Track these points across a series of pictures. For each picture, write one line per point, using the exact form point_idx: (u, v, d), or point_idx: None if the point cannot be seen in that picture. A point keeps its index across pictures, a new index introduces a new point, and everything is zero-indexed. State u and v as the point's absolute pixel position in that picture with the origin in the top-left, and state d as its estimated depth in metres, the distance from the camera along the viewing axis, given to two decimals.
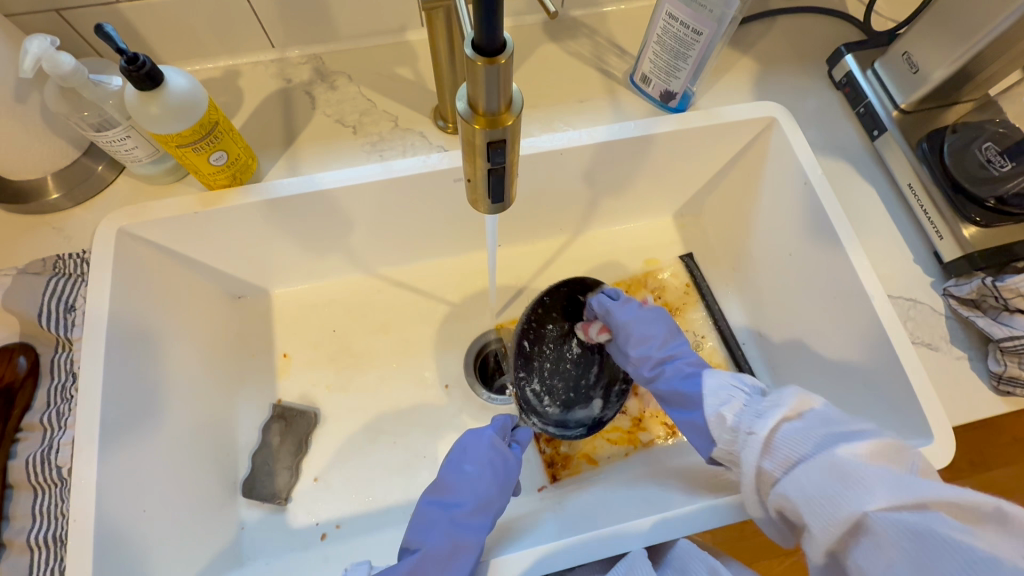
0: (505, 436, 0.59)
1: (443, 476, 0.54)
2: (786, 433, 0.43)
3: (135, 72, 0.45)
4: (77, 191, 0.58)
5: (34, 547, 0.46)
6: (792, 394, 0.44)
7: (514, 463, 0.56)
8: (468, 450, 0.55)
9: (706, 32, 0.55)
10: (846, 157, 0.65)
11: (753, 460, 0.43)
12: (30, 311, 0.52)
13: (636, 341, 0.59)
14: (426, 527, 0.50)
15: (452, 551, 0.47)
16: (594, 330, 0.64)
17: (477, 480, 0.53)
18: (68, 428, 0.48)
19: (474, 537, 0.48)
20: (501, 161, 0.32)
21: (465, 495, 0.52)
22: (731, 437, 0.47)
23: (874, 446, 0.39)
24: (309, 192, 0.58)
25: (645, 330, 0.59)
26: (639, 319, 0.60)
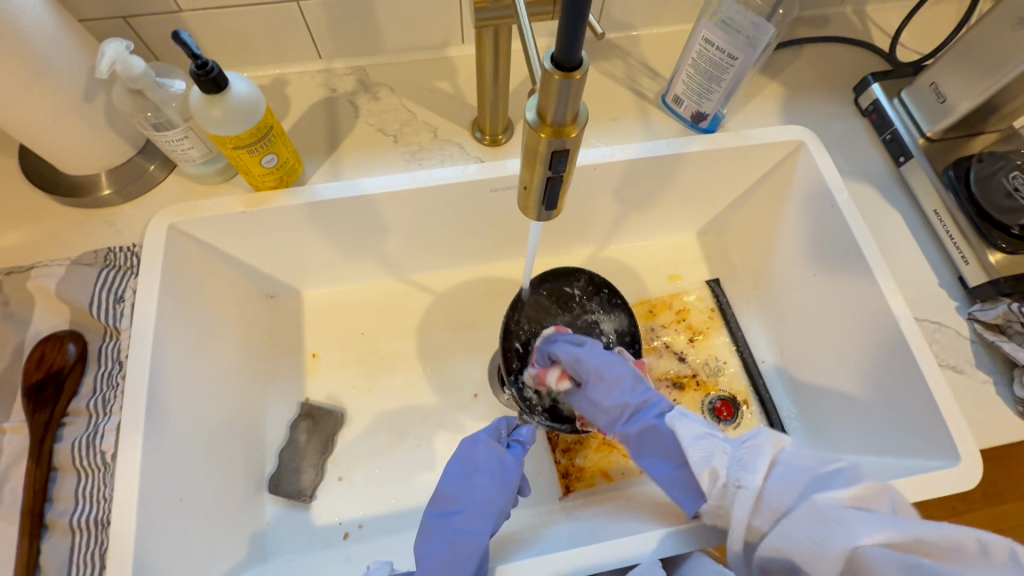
0: (502, 438, 0.58)
1: (442, 486, 0.53)
2: (773, 483, 0.42)
3: (203, 76, 0.47)
4: (129, 188, 0.60)
5: (76, 529, 0.47)
6: (768, 436, 0.44)
7: (512, 463, 0.55)
8: (466, 457, 0.55)
9: (740, 57, 0.57)
10: (872, 181, 0.67)
11: (743, 514, 0.42)
12: (82, 300, 0.54)
13: (608, 397, 0.55)
14: (427, 537, 0.50)
15: (453, 562, 0.47)
16: (554, 379, 0.59)
17: (479, 488, 0.52)
18: (113, 415, 0.50)
19: (476, 545, 0.48)
20: (562, 169, 0.33)
21: (464, 505, 0.51)
22: (720, 491, 0.44)
23: (857, 490, 0.39)
24: (351, 197, 0.60)
25: (614, 365, 0.56)
26: (609, 363, 0.56)
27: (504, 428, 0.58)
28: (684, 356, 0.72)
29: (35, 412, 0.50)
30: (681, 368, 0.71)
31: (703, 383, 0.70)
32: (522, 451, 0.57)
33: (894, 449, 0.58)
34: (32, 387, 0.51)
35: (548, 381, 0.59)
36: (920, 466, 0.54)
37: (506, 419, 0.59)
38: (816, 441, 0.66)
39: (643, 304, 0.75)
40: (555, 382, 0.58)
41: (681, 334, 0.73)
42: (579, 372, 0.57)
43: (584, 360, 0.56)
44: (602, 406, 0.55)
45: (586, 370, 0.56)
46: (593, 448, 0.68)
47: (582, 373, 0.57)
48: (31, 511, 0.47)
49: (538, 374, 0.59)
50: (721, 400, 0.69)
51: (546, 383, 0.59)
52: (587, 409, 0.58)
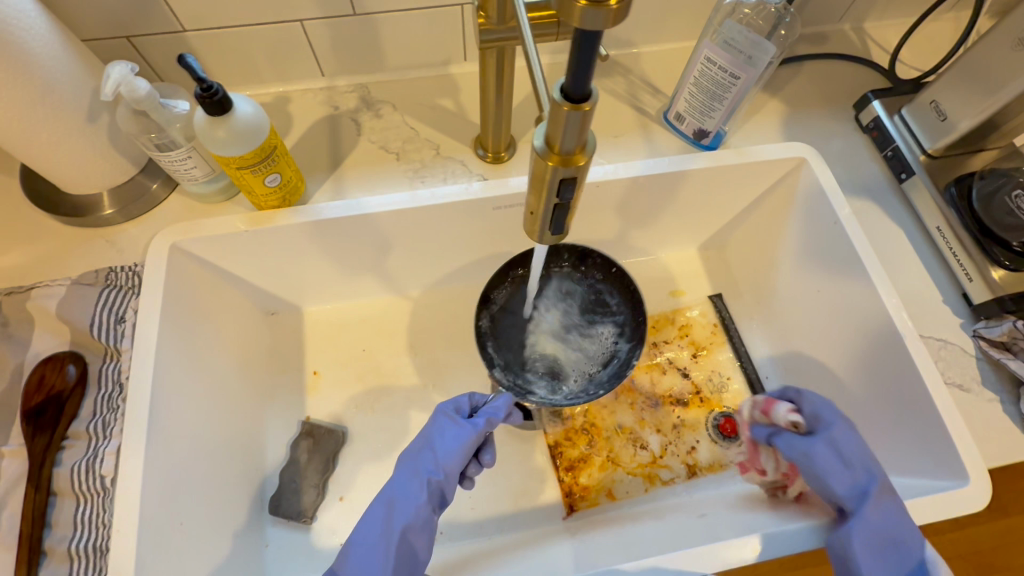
0: (463, 411, 0.56)
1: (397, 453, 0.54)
2: None
3: (207, 99, 0.47)
4: (131, 207, 0.60)
5: (75, 556, 0.46)
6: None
7: (460, 435, 0.52)
8: (424, 432, 0.54)
9: (743, 76, 0.57)
10: (874, 199, 0.67)
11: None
12: (83, 321, 0.53)
13: (833, 459, 0.50)
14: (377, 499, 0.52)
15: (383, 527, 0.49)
16: (783, 413, 0.55)
17: (421, 456, 0.52)
18: (114, 438, 0.49)
19: (408, 509, 0.49)
20: (569, 197, 0.33)
21: (402, 470, 0.52)
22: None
23: None
24: (354, 215, 0.60)
25: (869, 465, 0.50)
26: (861, 451, 0.51)
27: (465, 404, 0.56)
28: (688, 372, 0.73)
29: (34, 434, 0.50)
30: (684, 385, 0.72)
31: (707, 399, 0.71)
32: (489, 421, 0.54)
33: (901, 468, 0.57)
34: (33, 410, 0.50)
35: (772, 412, 0.56)
36: (928, 486, 0.54)
37: (469, 395, 0.57)
38: None
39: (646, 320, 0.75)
40: (783, 420, 0.55)
41: (685, 349, 0.74)
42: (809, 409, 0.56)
43: (816, 419, 0.54)
44: (846, 458, 0.51)
45: (822, 412, 0.54)
46: (597, 466, 0.68)
47: (813, 421, 0.55)
48: (30, 537, 0.46)
49: (767, 402, 0.57)
50: (725, 417, 0.70)
51: (770, 416, 0.57)
52: (822, 460, 0.50)
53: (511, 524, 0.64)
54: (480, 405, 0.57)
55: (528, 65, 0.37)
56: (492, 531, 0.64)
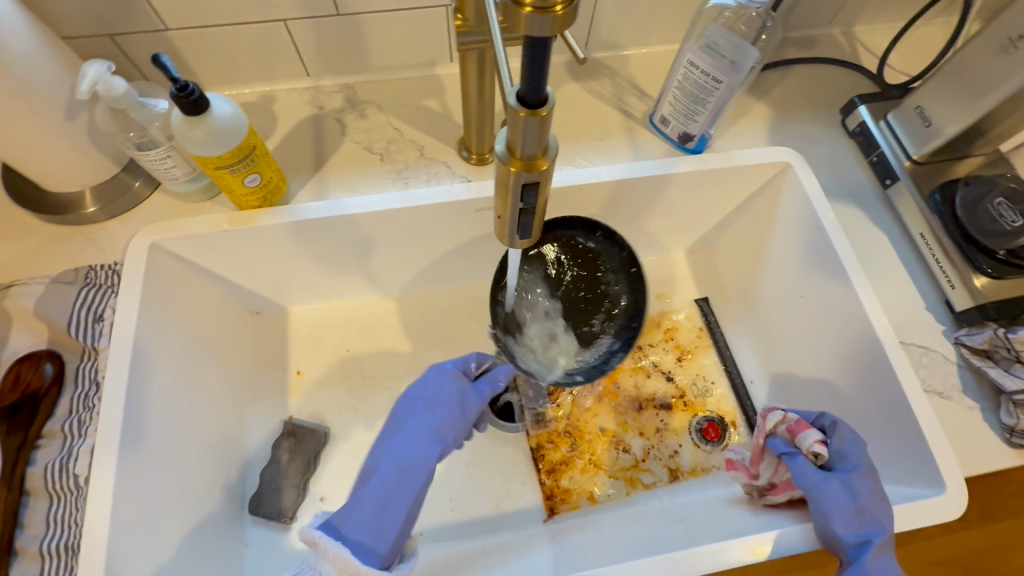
0: (470, 372, 0.59)
1: (404, 409, 0.55)
2: None
3: (183, 99, 0.47)
4: (112, 206, 0.60)
5: (46, 555, 0.46)
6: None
7: (473, 399, 0.56)
8: (430, 386, 0.55)
9: (725, 80, 0.57)
10: (859, 204, 0.67)
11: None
12: (60, 320, 0.53)
13: (847, 502, 0.48)
14: (377, 456, 0.51)
15: (395, 488, 0.48)
16: (812, 442, 0.52)
17: (428, 412, 0.54)
18: (88, 437, 0.49)
19: (421, 469, 0.50)
20: (533, 202, 0.33)
21: (409, 428, 0.52)
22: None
23: None
24: (335, 217, 0.60)
25: (881, 519, 0.48)
26: (877, 502, 0.48)
27: (472, 365, 0.59)
28: (672, 376, 0.72)
29: (10, 433, 0.50)
30: (669, 388, 0.72)
31: (691, 403, 0.71)
32: (490, 387, 0.58)
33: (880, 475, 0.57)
34: (8, 408, 0.50)
35: (800, 436, 0.53)
36: (906, 493, 0.53)
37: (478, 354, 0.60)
38: None
39: None
40: (807, 447, 0.52)
41: (669, 353, 0.73)
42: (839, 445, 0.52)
43: (839, 458, 0.51)
44: (861, 504, 0.48)
45: (849, 451, 0.51)
46: (579, 469, 0.68)
47: (836, 459, 0.52)
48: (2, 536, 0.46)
49: (797, 424, 0.53)
50: (708, 422, 0.70)
51: (795, 438, 0.53)
52: (832, 497, 0.48)
53: (491, 526, 0.64)
54: (487, 366, 0.60)
55: (494, 55, 0.35)
56: (472, 533, 0.64)
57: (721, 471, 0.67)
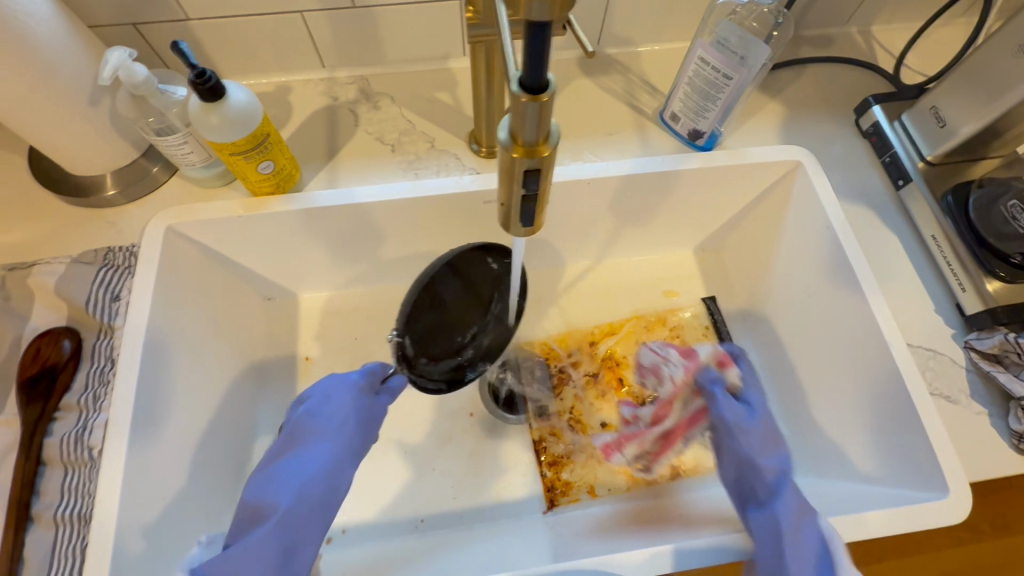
0: (376, 380, 0.55)
1: (306, 427, 0.51)
2: None
3: (201, 85, 0.48)
4: (132, 189, 0.62)
5: (59, 523, 0.48)
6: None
7: (381, 413, 0.54)
8: (333, 399, 0.52)
9: (736, 77, 0.57)
10: (871, 205, 0.66)
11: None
12: (79, 298, 0.55)
13: (760, 440, 0.53)
14: (270, 489, 0.47)
15: (304, 521, 0.47)
16: (730, 371, 0.57)
17: (334, 433, 0.51)
18: (103, 412, 0.51)
19: (329, 503, 0.49)
20: (535, 188, 0.33)
21: (317, 452, 0.50)
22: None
23: None
24: (346, 204, 0.61)
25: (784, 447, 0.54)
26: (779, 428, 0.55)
27: (378, 374, 0.55)
28: None
29: (28, 404, 0.52)
30: None
31: None
32: (391, 399, 0.55)
33: (884, 477, 0.56)
34: (27, 381, 0.52)
35: (726, 368, 0.57)
36: (908, 496, 0.53)
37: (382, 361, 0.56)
38: (806, 463, 0.64)
39: (637, 319, 0.75)
40: (733, 377, 0.56)
41: None
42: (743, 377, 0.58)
43: (747, 387, 0.56)
44: (772, 432, 0.53)
45: (753, 384, 0.57)
46: (579, 462, 0.68)
47: (746, 389, 0.56)
48: (19, 502, 0.48)
49: (723, 355, 0.57)
50: None
51: (724, 368, 0.57)
52: (752, 428, 0.53)
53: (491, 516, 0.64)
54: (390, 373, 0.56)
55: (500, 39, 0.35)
56: (473, 521, 0.64)
57: None
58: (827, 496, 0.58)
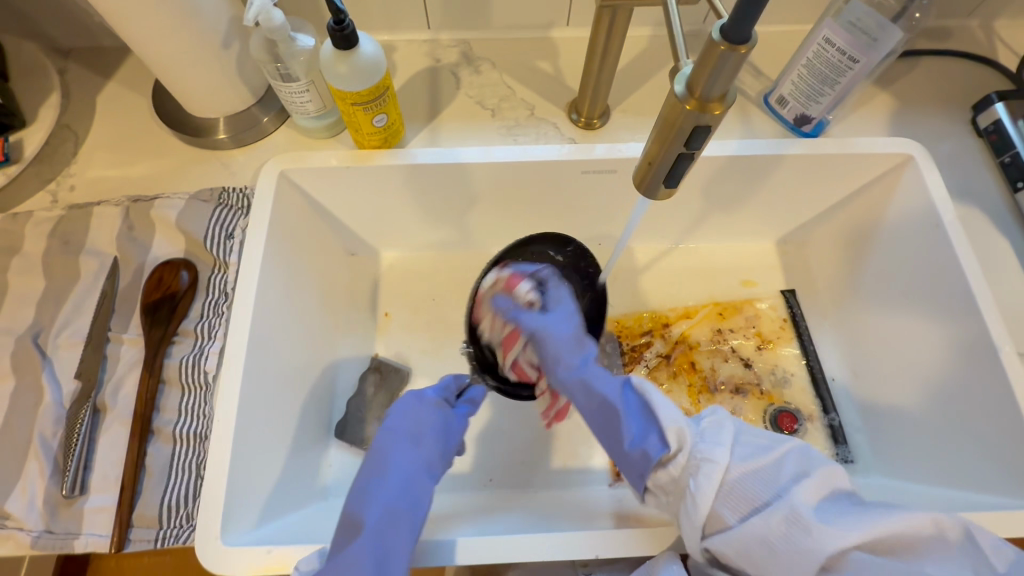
0: (449, 398, 0.56)
1: (380, 442, 0.51)
2: (736, 461, 0.42)
3: (339, 32, 0.50)
4: (243, 135, 0.64)
5: (177, 439, 0.51)
6: (724, 413, 0.46)
7: (457, 425, 0.54)
8: (409, 416, 0.53)
9: (863, 60, 0.56)
10: (981, 206, 0.64)
11: (707, 490, 0.41)
12: (197, 233, 0.58)
13: (557, 340, 0.51)
14: (365, 501, 0.47)
15: (394, 530, 0.45)
16: (522, 289, 0.56)
17: (413, 448, 0.51)
18: (217, 340, 0.55)
19: (415, 515, 0.47)
20: (696, 146, 0.36)
21: (397, 467, 0.49)
22: (683, 460, 0.43)
23: (814, 484, 0.41)
24: (448, 163, 0.62)
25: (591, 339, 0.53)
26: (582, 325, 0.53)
27: (452, 389, 0.57)
28: (751, 362, 0.71)
29: (150, 327, 0.55)
30: (746, 374, 0.70)
31: (769, 392, 0.69)
32: (471, 410, 0.57)
33: (973, 483, 0.55)
34: (150, 305, 0.55)
35: (516, 288, 0.56)
36: (1003, 504, 0.52)
37: (454, 377, 0.59)
38: (872, 460, 0.65)
39: (714, 305, 0.74)
40: (524, 295, 0.55)
41: (750, 340, 0.72)
42: (546, 297, 0.56)
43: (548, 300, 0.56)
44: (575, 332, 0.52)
45: (555, 299, 0.56)
46: None
47: (549, 301, 0.56)
48: (141, 416, 0.51)
49: (510, 278, 0.57)
50: (786, 411, 0.68)
51: (513, 290, 0.56)
52: (552, 330, 0.52)
53: (557, 483, 0.65)
54: (463, 389, 0.58)
55: (670, 27, 0.41)
56: (539, 487, 0.64)
57: None
58: (908, 495, 0.57)
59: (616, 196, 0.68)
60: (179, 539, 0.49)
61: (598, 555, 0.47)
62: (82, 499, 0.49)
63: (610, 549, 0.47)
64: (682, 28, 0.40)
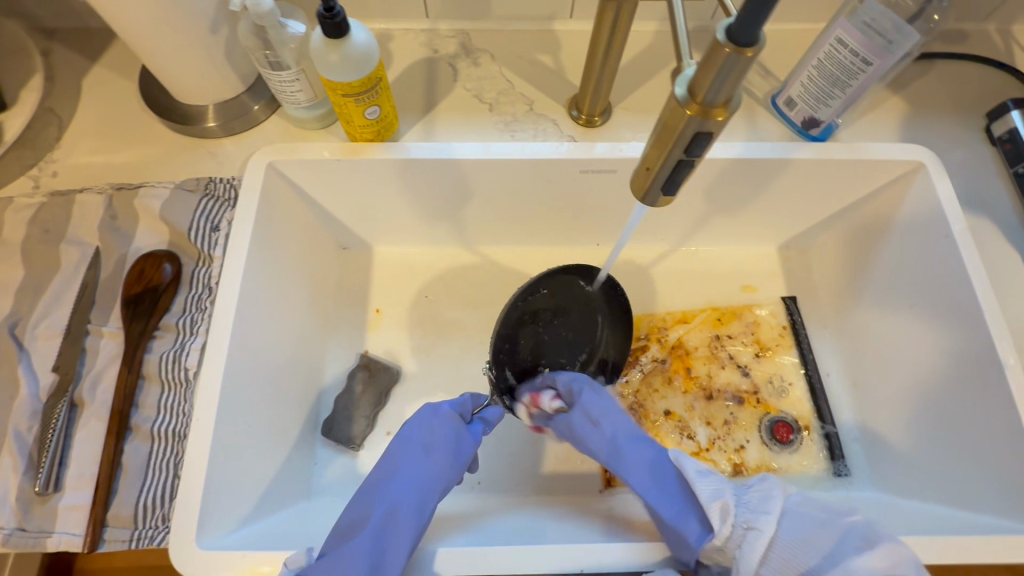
0: (466, 414, 0.56)
1: (392, 449, 0.51)
2: (786, 532, 0.41)
3: (328, 20, 0.47)
4: (231, 123, 0.62)
5: (155, 438, 0.50)
6: (775, 481, 0.44)
7: (469, 443, 0.53)
8: (424, 428, 0.52)
9: (876, 63, 0.53)
10: (992, 217, 0.62)
11: (752, 560, 0.41)
12: (182, 224, 0.57)
13: (594, 440, 0.54)
14: (371, 503, 0.47)
15: (396, 532, 0.45)
16: (546, 401, 0.57)
17: (423, 458, 0.51)
18: (199, 336, 0.53)
19: (413, 522, 0.46)
20: (697, 154, 0.34)
21: (406, 475, 0.49)
22: (728, 531, 0.43)
23: (876, 559, 0.39)
24: (442, 158, 0.60)
25: (611, 417, 0.55)
26: (604, 407, 0.55)
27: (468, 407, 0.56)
28: (748, 370, 0.69)
29: (130, 321, 0.53)
30: (743, 382, 0.69)
31: (765, 401, 0.67)
32: (484, 429, 0.56)
33: (969, 502, 0.54)
34: (131, 298, 0.54)
35: (538, 403, 0.58)
36: (1001, 525, 0.50)
37: (470, 396, 0.57)
38: (869, 474, 0.63)
39: (712, 310, 0.72)
40: (549, 408, 0.57)
41: (748, 347, 0.70)
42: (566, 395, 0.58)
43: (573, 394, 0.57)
44: (594, 419, 0.54)
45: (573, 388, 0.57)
46: None
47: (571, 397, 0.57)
48: (119, 412, 0.50)
49: (531, 396, 0.58)
50: (782, 421, 0.66)
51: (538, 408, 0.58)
52: (579, 429, 0.55)
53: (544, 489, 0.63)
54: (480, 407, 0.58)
55: (674, 23, 0.39)
56: (528, 493, 0.63)
57: (790, 473, 0.64)
58: (906, 512, 0.55)
59: (616, 196, 0.66)
60: (154, 540, 0.48)
61: (584, 568, 0.45)
62: (57, 496, 0.48)
63: (598, 563, 0.45)
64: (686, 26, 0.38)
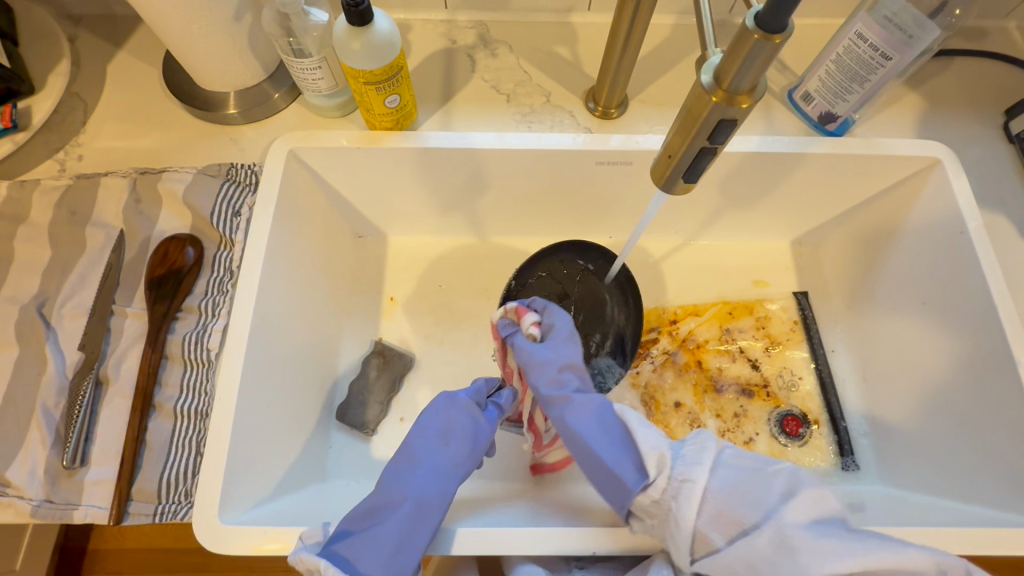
0: (481, 400, 0.55)
1: (410, 436, 0.50)
2: (718, 483, 0.40)
3: (352, 8, 0.48)
4: (251, 110, 0.63)
5: (178, 416, 0.51)
6: (711, 435, 0.43)
7: (487, 429, 0.52)
8: (442, 414, 0.51)
9: (896, 58, 0.53)
10: (1008, 215, 0.62)
11: (689, 513, 0.40)
12: (205, 208, 0.58)
13: (552, 383, 0.49)
14: (397, 484, 0.47)
15: (418, 522, 0.45)
16: (528, 322, 0.53)
17: (438, 445, 0.50)
18: (221, 318, 0.54)
19: (436, 512, 0.46)
20: (720, 140, 0.35)
21: (426, 464, 0.48)
22: (664, 483, 0.41)
23: (801, 505, 0.38)
24: (460, 148, 0.61)
25: (575, 365, 0.50)
26: (575, 356, 0.51)
27: (483, 393, 0.55)
28: (758, 363, 0.70)
29: (153, 302, 0.54)
30: (752, 375, 0.69)
31: (774, 395, 0.68)
32: (498, 414, 0.56)
33: (979, 499, 0.54)
34: (155, 280, 0.55)
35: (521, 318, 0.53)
36: (1007, 518, 0.51)
37: (485, 380, 0.58)
38: (877, 468, 0.64)
39: (723, 304, 0.72)
40: (529, 327, 0.52)
41: (759, 341, 0.71)
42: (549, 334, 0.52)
43: (556, 333, 0.52)
44: (562, 361, 0.50)
45: (560, 331, 0.52)
46: None
47: (551, 335, 0.52)
48: (142, 390, 0.51)
49: (516, 309, 0.54)
50: (791, 415, 0.67)
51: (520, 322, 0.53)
52: (542, 366, 0.50)
53: (560, 477, 0.63)
54: (494, 391, 0.58)
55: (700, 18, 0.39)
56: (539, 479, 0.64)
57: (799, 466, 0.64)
58: (915, 505, 0.56)
59: (631, 188, 0.66)
60: (178, 514, 0.49)
61: (596, 551, 0.46)
62: (83, 470, 0.49)
63: (608, 545, 0.46)
64: (712, 17, 0.39)
